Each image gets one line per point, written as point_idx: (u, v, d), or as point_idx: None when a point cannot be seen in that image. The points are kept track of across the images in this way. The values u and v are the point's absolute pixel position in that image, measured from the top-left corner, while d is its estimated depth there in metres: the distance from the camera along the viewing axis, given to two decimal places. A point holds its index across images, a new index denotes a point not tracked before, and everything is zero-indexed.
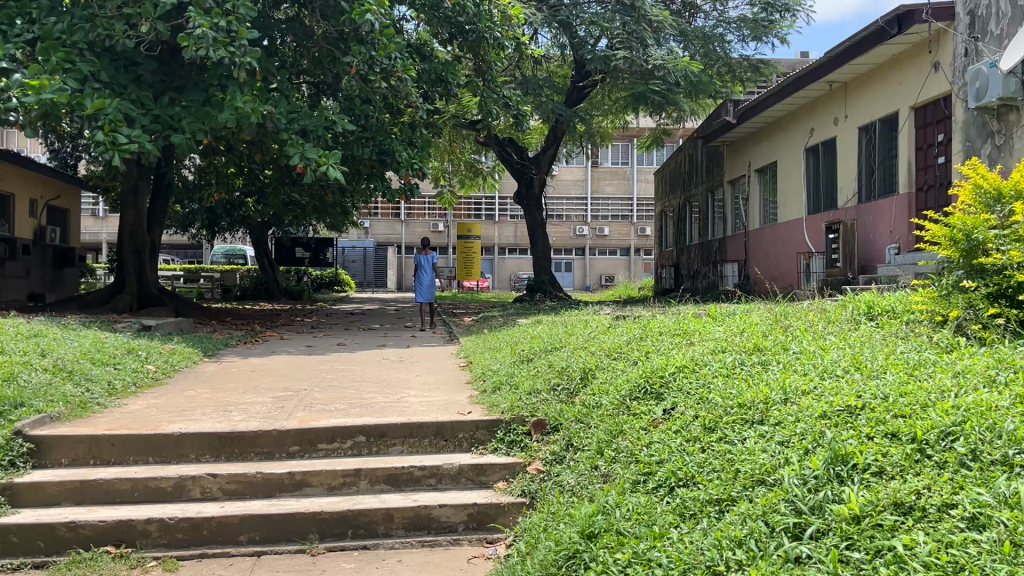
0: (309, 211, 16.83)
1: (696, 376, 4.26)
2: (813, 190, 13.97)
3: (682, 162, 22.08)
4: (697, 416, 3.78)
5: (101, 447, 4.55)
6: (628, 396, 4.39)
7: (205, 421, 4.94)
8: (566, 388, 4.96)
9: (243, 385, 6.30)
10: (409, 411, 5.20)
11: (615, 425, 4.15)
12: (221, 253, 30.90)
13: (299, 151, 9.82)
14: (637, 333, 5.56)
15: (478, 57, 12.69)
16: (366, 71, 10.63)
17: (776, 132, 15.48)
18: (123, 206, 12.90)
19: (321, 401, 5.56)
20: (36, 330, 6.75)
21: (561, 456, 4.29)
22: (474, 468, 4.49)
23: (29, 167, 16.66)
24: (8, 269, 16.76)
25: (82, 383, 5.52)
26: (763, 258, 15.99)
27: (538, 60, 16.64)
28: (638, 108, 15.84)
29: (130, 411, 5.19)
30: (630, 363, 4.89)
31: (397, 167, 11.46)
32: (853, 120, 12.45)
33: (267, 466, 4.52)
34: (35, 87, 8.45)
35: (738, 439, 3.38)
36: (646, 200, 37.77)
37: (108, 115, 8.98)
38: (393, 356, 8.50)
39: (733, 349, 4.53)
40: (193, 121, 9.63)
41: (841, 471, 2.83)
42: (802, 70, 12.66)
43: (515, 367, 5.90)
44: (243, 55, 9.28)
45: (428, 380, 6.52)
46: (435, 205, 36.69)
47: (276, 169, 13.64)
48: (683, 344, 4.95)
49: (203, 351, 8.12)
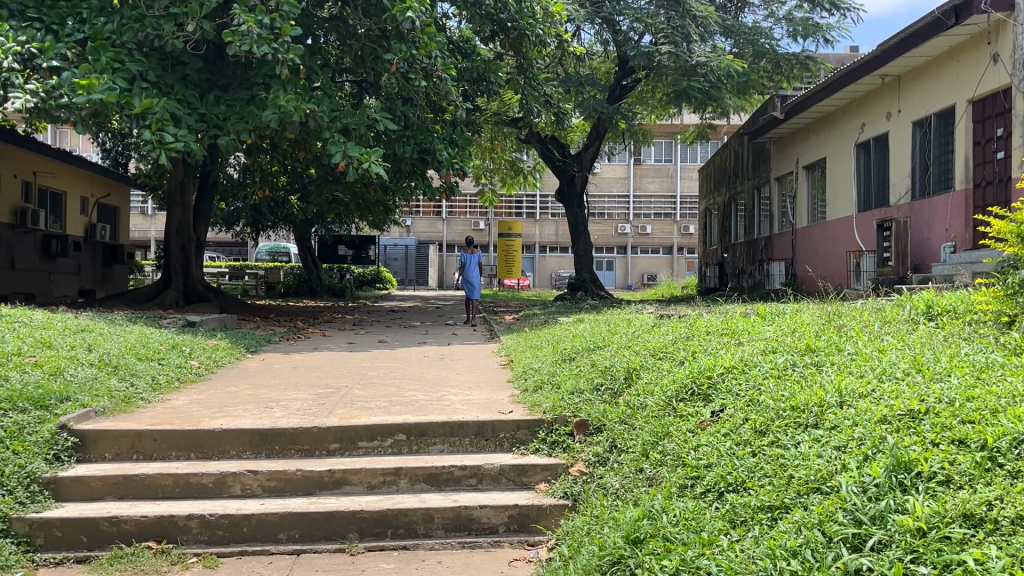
0: (352, 209, 16.93)
1: (746, 377, 4.11)
2: (864, 187, 13.62)
3: (727, 159, 21.72)
4: (747, 419, 3.64)
5: (144, 443, 4.56)
6: (674, 398, 4.26)
7: (246, 417, 4.93)
8: (610, 388, 4.85)
9: (285, 381, 6.30)
10: (450, 409, 5.13)
11: (661, 426, 4.03)
12: (266, 251, 31.34)
13: (341, 149, 9.87)
14: (683, 332, 5.41)
15: (520, 55, 12.60)
16: (407, 69, 10.61)
17: (825, 128, 15.12)
18: (170, 204, 13.09)
19: (362, 398, 5.52)
20: (84, 325, 6.84)
21: (605, 458, 4.19)
22: (516, 469, 4.40)
23: (82, 165, 17.02)
24: (60, 266, 17.15)
25: (128, 378, 5.56)
26: (811, 257, 15.65)
27: (581, 57, 16.46)
28: (682, 105, 15.60)
29: (173, 406, 5.21)
30: (676, 363, 4.75)
31: (438, 166, 11.44)
32: (907, 115, 12.10)
33: (307, 463, 4.48)
34: (85, 86, 8.59)
35: (792, 443, 3.24)
36: (689, 199, 37.31)
37: (156, 113, 9.09)
38: (434, 354, 8.45)
39: (785, 349, 4.38)
40: (237, 120, 9.70)
41: (904, 479, 2.68)
42: (853, 64, 12.35)
43: (558, 366, 5.80)
44: (286, 51, 9.34)
45: (469, 379, 6.45)
46: (476, 203, 36.73)
47: (320, 168, 13.71)
48: (731, 343, 4.81)
49: (246, 347, 8.17)
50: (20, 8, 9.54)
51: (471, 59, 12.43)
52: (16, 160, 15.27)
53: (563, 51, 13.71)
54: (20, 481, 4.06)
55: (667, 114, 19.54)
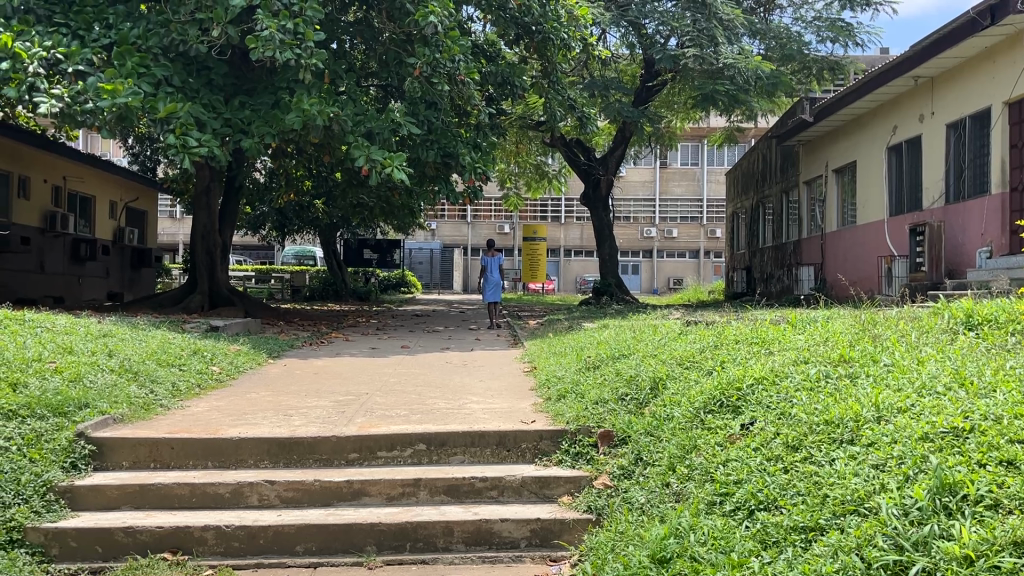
0: (376, 213, 16.92)
1: (777, 389, 3.96)
2: (896, 191, 13.33)
3: (754, 162, 21.44)
4: (779, 433, 3.50)
5: (161, 451, 4.51)
6: (702, 409, 4.13)
7: (264, 426, 4.86)
8: (635, 398, 4.71)
9: (306, 388, 6.23)
10: (471, 418, 5.03)
11: (688, 439, 3.89)
12: (293, 254, 31.54)
13: (364, 153, 9.83)
14: (711, 341, 5.26)
15: (544, 58, 12.51)
16: (430, 73, 10.55)
17: (856, 130, 14.84)
18: (196, 208, 13.13)
19: (383, 406, 5.43)
20: (106, 330, 6.83)
21: (630, 471, 4.06)
22: (538, 481, 4.29)
23: (110, 170, 17.16)
24: (89, 270, 17.32)
25: (147, 384, 5.53)
26: (841, 262, 15.37)
27: (606, 61, 16.31)
28: (709, 108, 15.40)
29: (192, 414, 5.16)
30: (703, 373, 4.61)
31: (461, 170, 11.39)
32: (940, 117, 11.84)
33: (325, 474, 4.40)
34: (110, 91, 8.63)
35: (826, 460, 3.09)
36: (716, 202, 36.97)
37: (180, 118, 9.11)
38: (457, 359, 8.36)
39: (817, 359, 4.23)
40: (261, 124, 9.69)
41: (949, 503, 2.53)
42: (885, 65, 12.11)
43: (582, 374, 5.67)
44: (310, 56, 9.33)
45: (492, 386, 6.34)
46: (501, 207, 36.70)
47: (345, 172, 13.69)
48: (761, 353, 4.65)
49: (268, 352, 8.14)
50: (47, 14, 9.60)
51: (495, 63, 12.36)
52: (46, 165, 15.42)
53: (588, 54, 13.60)
54: (36, 490, 4.02)
55: (694, 117, 19.34)
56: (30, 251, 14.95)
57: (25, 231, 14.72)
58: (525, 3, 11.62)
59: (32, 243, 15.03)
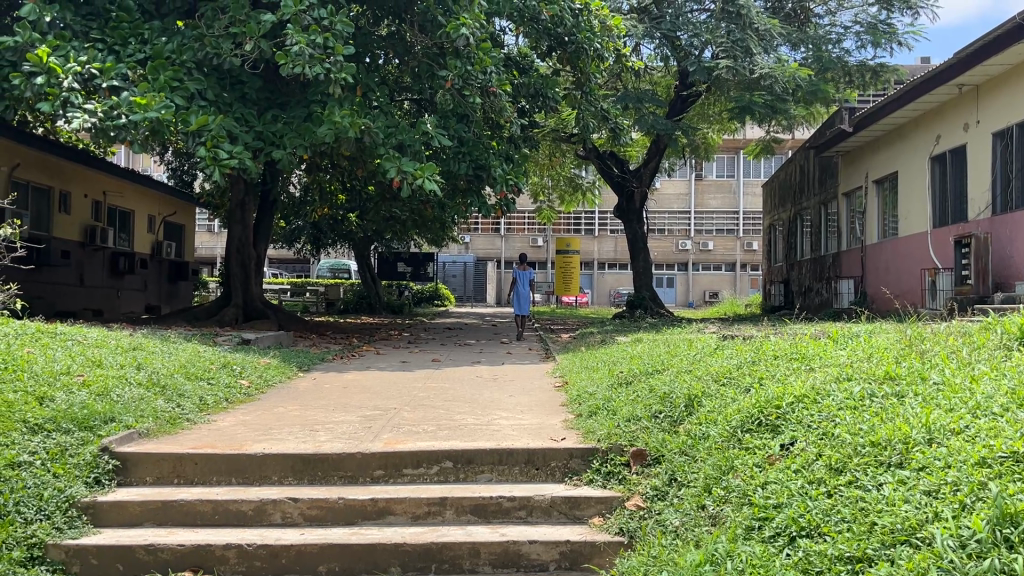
0: (409, 226, 16.92)
1: (819, 408, 3.77)
2: (939, 202, 12.98)
3: (792, 173, 21.09)
4: (822, 454, 3.32)
5: (185, 467, 4.45)
6: (740, 428, 3.95)
7: (289, 441, 4.78)
8: (669, 416, 4.55)
9: (334, 403, 6.15)
10: (500, 435, 4.89)
11: (725, 460, 3.72)
12: (327, 268, 31.78)
13: (396, 165, 9.79)
14: (749, 356, 5.07)
15: (577, 70, 12.40)
16: (461, 85, 10.51)
17: (897, 140, 14.51)
18: (231, 222, 13.20)
19: (410, 422, 5.33)
20: (137, 343, 6.84)
21: (664, 492, 3.89)
22: (567, 501, 4.14)
23: (148, 185, 17.41)
24: (127, 283, 17.55)
25: (174, 399, 5.50)
26: (882, 274, 15.00)
27: (640, 73, 16.16)
28: (744, 119, 15.19)
29: (217, 429, 5.10)
30: (740, 390, 4.43)
31: (493, 183, 11.32)
32: (986, 125, 11.52)
33: (349, 491, 4.30)
34: (143, 105, 8.75)
35: (874, 485, 2.91)
36: (753, 214, 36.51)
37: (211, 131, 9.18)
38: (488, 373, 8.23)
39: (861, 376, 4.03)
40: (293, 138, 9.74)
41: (1011, 535, 2.35)
42: (928, 73, 11.84)
43: (613, 390, 5.52)
44: (339, 70, 9.34)
45: (522, 402, 6.20)
46: (534, 221, 36.65)
47: (378, 186, 13.71)
48: (801, 369, 4.46)
49: (298, 366, 8.10)
50: (84, 30, 9.74)
51: (528, 75, 12.30)
52: (87, 180, 15.66)
53: (621, 65, 13.50)
54: (59, 506, 3.97)
55: (729, 128, 19.09)
56: (70, 265, 15.17)
57: (64, 244, 14.95)
58: (557, 13, 11.53)
59: (72, 257, 15.24)
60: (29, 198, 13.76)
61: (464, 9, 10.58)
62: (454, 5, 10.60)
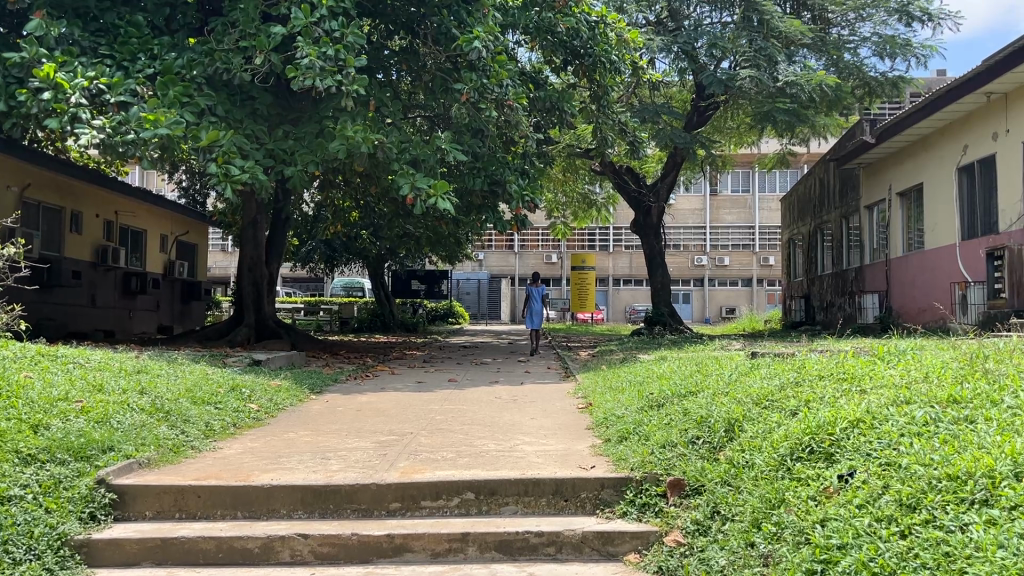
0: (422, 243, 16.66)
1: (877, 434, 3.42)
2: (968, 214, 12.60)
3: (812, 187, 20.70)
4: (887, 487, 2.98)
5: (187, 500, 4.14)
6: (789, 456, 3.61)
7: (299, 471, 4.47)
8: (708, 442, 4.20)
9: (347, 427, 5.85)
10: (524, 463, 4.56)
11: (775, 493, 3.38)
12: (341, 287, 31.67)
13: (409, 181, 9.53)
14: (790, 376, 4.71)
15: (594, 83, 12.09)
16: (477, 99, 10.27)
17: (921, 151, 14.14)
18: (243, 240, 12.95)
19: (427, 448, 5.01)
20: (142, 366, 6.56)
21: (706, 527, 3.55)
22: (600, 536, 3.80)
23: (161, 204, 17.24)
24: (139, 303, 17.36)
25: (178, 425, 5.20)
26: (908, 288, 14.60)
27: (657, 85, 15.90)
28: (767, 130, 14.85)
29: (223, 457, 4.80)
30: (786, 414, 4.08)
31: (508, 199, 11.05)
32: (1016, 135, 11.16)
33: (363, 525, 3.98)
34: (152, 121, 8.55)
35: (957, 526, 2.59)
36: (769, 229, 36.09)
37: (222, 146, 8.96)
38: (506, 394, 7.89)
39: (921, 397, 3.69)
40: (305, 153, 9.53)
41: None
42: (954, 81, 11.52)
43: (644, 413, 5.18)
44: (351, 83, 9.13)
45: (545, 425, 5.86)
46: (548, 237, 36.36)
47: (392, 203, 13.46)
48: (852, 390, 4.11)
49: (310, 387, 7.80)
50: (93, 46, 9.58)
51: (543, 89, 12.03)
52: (99, 200, 15.52)
53: (639, 78, 13.24)
54: (50, 544, 3.66)
55: (748, 141, 18.75)
56: (82, 285, 14.98)
57: (76, 265, 14.76)
58: (574, 25, 11.29)
59: (83, 277, 15.06)
60: (40, 218, 13.60)
61: (478, 21, 10.35)
62: (468, 18, 10.40)
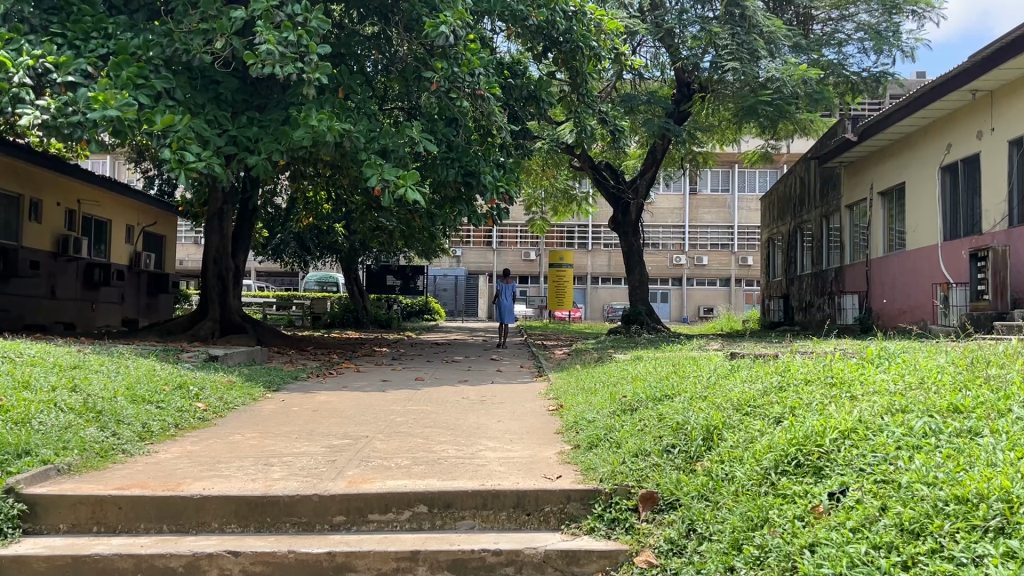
0: (396, 238, 16.19)
1: (871, 447, 3.09)
2: (950, 214, 12.37)
3: (792, 185, 20.46)
4: (886, 510, 2.64)
5: (106, 511, 3.73)
6: (773, 470, 3.26)
7: (236, 479, 4.06)
8: (684, 451, 3.85)
9: (298, 430, 5.44)
10: (485, 473, 4.17)
11: (758, 511, 3.03)
12: (315, 281, 31.21)
13: (377, 172, 9.08)
14: (775, 380, 4.35)
15: (573, 72, 11.69)
16: (447, 88, 9.85)
17: (904, 150, 13.91)
18: (207, 230, 12.44)
19: (381, 454, 4.62)
20: (81, 361, 6.12)
21: (681, 546, 3.19)
22: (564, 556, 3.43)
23: (126, 193, 16.68)
24: (102, 295, 16.77)
25: (110, 426, 4.78)
26: (889, 289, 14.39)
27: (639, 78, 15.57)
28: (748, 125, 14.58)
29: (155, 463, 4.39)
30: (770, 422, 3.73)
31: (482, 190, 10.57)
32: (1002, 133, 10.94)
33: (301, 542, 3.58)
34: (101, 101, 8.09)
35: (969, 558, 2.26)
36: (747, 229, 35.98)
37: (178, 132, 8.51)
38: (474, 394, 7.50)
39: (918, 405, 3.35)
40: (268, 140, 9.10)
41: None
42: (939, 78, 11.31)
43: (616, 418, 4.81)
44: (314, 70, 8.71)
45: (512, 429, 5.49)
46: (527, 234, 36.05)
47: (363, 196, 12.98)
48: (842, 396, 3.76)
49: (266, 385, 7.38)
50: (43, 24, 9.10)
51: (519, 78, 11.68)
52: (60, 188, 14.94)
53: (618, 69, 12.90)
54: None
55: (728, 139, 18.48)
56: (41, 275, 14.40)
57: (35, 254, 14.18)
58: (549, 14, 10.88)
59: (42, 267, 14.48)
60: None
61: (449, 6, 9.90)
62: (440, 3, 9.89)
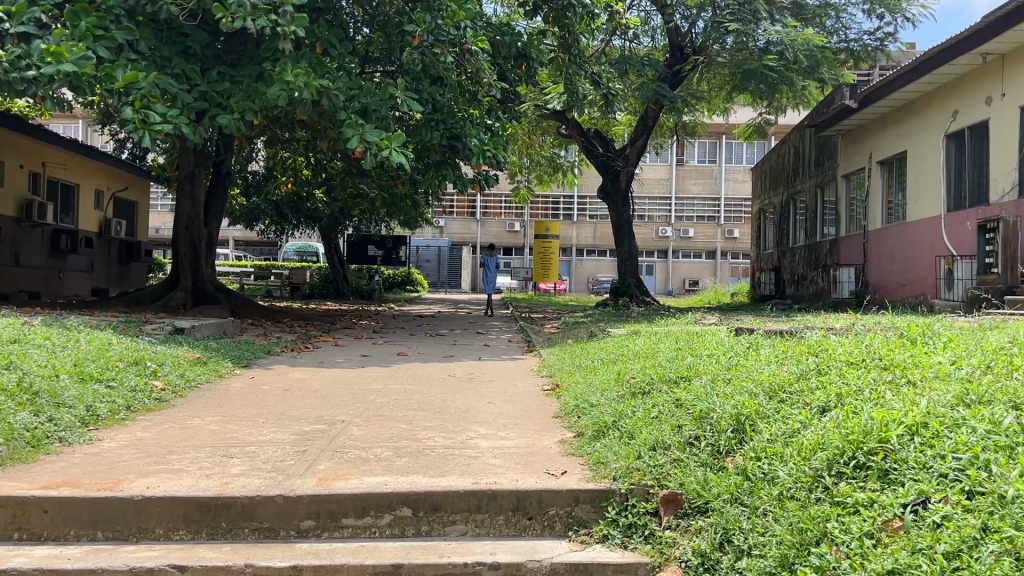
0: (377, 207, 15.47)
1: (953, 448, 2.57)
2: (954, 183, 11.86)
3: (785, 155, 19.89)
4: (990, 533, 2.15)
5: (30, 516, 3.14)
6: (826, 471, 2.71)
7: (188, 474, 3.48)
8: (710, 445, 3.30)
9: (266, 413, 4.85)
10: (479, 467, 3.62)
11: (811, 523, 2.48)
12: (294, 252, 30.53)
13: (358, 133, 8.39)
14: (815, 362, 3.81)
15: (565, 30, 10.94)
16: (431, 42, 9.15)
17: (906, 117, 13.37)
18: (178, 195, 11.69)
19: (358, 444, 4.05)
20: (23, 335, 5.47)
21: (715, 561, 2.64)
22: (574, 571, 2.89)
23: (95, 157, 15.86)
24: (71, 263, 16.00)
25: (46, 410, 4.17)
26: (886, 262, 13.96)
27: (631, 41, 14.85)
28: (747, 91, 13.89)
29: (96, 453, 3.80)
30: (813, 412, 3.20)
31: (468, 155, 9.82)
32: (1013, 99, 10.41)
33: (261, 554, 3.00)
34: (55, 54, 7.34)
35: None
36: (734, 201, 35.52)
37: (142, 89, 7.79)
38: (461, 371, 6.94)
39: (999, 397, 2.87)
40: (241, 99, 8.40)
41: None
42: (949, 41, 10.74)
43: (626, 402, 4.27)
44: (289, 23, 8.00)
45: (505, 412, 4.95)
46: (511, 204, 35.40)
47: (343, 160, 12.30)
48: (899, 384, 3.25)
49: (234, 360, 6.78)
50: None
51: (507, 34, 10.93)
52: (23, 149, 14.11)
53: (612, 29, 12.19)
54: None
55: (720, 108, 17.84)
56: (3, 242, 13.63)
57: None
58: None
59: (5, 234, 13.70)
60: None
61: None
62: None
